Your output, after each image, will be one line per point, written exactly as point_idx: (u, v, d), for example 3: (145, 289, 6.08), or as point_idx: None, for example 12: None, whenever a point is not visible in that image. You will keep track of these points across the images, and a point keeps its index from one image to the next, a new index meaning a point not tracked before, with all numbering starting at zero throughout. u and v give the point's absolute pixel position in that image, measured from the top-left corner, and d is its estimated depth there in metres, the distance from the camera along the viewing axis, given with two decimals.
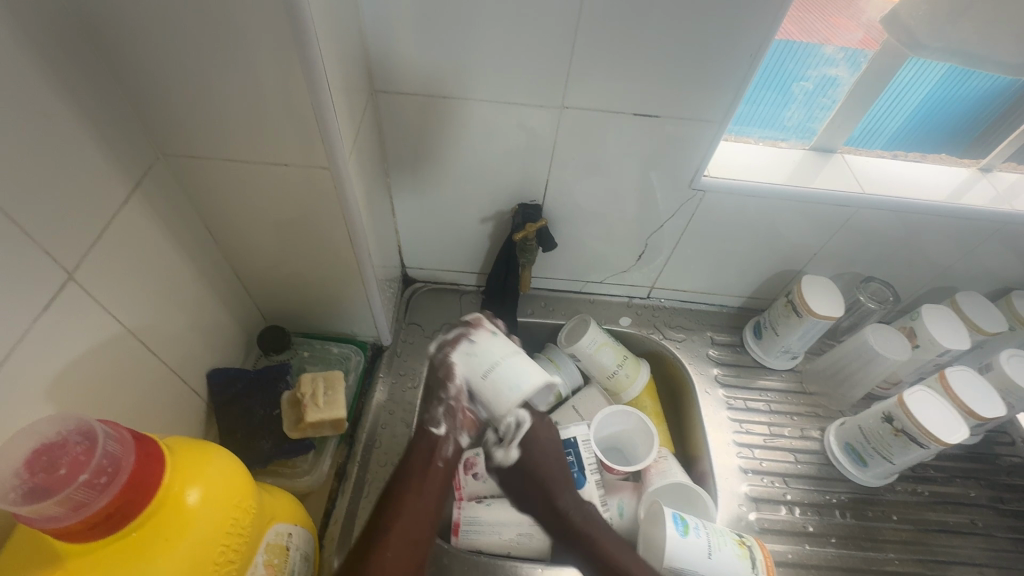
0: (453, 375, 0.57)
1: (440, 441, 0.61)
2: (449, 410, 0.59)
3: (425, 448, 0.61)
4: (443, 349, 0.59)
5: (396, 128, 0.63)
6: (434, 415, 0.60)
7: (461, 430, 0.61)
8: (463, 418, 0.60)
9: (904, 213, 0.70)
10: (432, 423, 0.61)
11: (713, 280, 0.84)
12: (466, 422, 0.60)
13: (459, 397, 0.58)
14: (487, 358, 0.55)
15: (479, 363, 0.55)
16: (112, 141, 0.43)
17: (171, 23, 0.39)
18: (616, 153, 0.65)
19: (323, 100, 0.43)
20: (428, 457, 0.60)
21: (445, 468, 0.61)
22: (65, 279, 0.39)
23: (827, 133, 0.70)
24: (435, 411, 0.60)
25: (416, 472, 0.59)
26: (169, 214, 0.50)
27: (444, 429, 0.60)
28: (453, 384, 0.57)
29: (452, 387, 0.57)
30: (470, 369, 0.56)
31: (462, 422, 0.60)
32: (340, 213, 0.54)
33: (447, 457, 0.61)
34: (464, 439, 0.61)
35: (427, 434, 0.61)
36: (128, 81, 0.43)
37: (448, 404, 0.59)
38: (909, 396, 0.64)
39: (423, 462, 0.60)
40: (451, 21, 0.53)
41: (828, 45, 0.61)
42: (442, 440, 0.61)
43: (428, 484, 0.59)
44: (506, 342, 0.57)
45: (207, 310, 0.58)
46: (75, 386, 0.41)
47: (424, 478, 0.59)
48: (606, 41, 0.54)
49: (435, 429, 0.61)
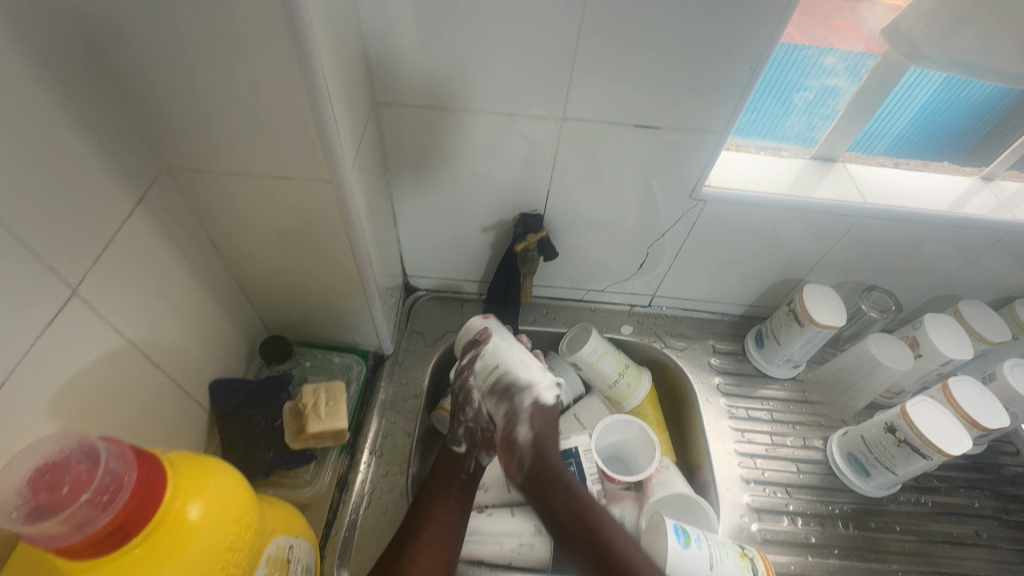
0: (472, 396, 0.64)
1: (462, 458, 0.65)
2: (470, 428, 0.65)
3: (448, 465, 0.65)
4: (461, 374, 0.65)
5: (398, 139, 0.64)
6: (456, 433, 0.65)
7: (480, 448, 0.65)
8: (483, 434, 0.64)
9: (906, 223, 0.69)
10: (454, 442, 0.66)
11: (715, 289, 0.84)
12: (486, 441, 0.65)
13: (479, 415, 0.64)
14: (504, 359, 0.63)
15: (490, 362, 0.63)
16: (116, 155, 0.43)
17: (176, 41, 0.39)
18: (617, 164, 0.65)
19: (325, 114, 0.44)
20: (452, 471, 0.64)
21: (468, 482, 0.64)
22: (69, 294, 0.39)
23: (829, 142, 0.70)
24: (457, 429, 0.65)
25: (441, 486, 0.63)
26: (172, 227, 0.50)
27: (465, 446, 0.65)
28: (472, 406, 0.64)
29: (472, 407, 0.64)
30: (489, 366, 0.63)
31: (483, 440, 0.65)
32: (342, 225, 0.54)
33: (469, 471, 0.64)
34: (485, 458, 0.65)
35: (449, 451, 0.66)
36: (133, 96, 0.43)
37: (467, 422, 0.64)
38: (912, 407, 0.64)
39: (449, 475, 0.64)
40: (452, 34, 0.53)
41: (829, 56, 0.61)
42: (464, 457, 0.65)
43: (455, 494, 0.62)
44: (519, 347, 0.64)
45: (209, 321, 0.58)
46: (79, 400, 0.41)
47: (451, 487, 0.63)
48: (606, 54, 0.54)
49: (458, 446, 0.65)
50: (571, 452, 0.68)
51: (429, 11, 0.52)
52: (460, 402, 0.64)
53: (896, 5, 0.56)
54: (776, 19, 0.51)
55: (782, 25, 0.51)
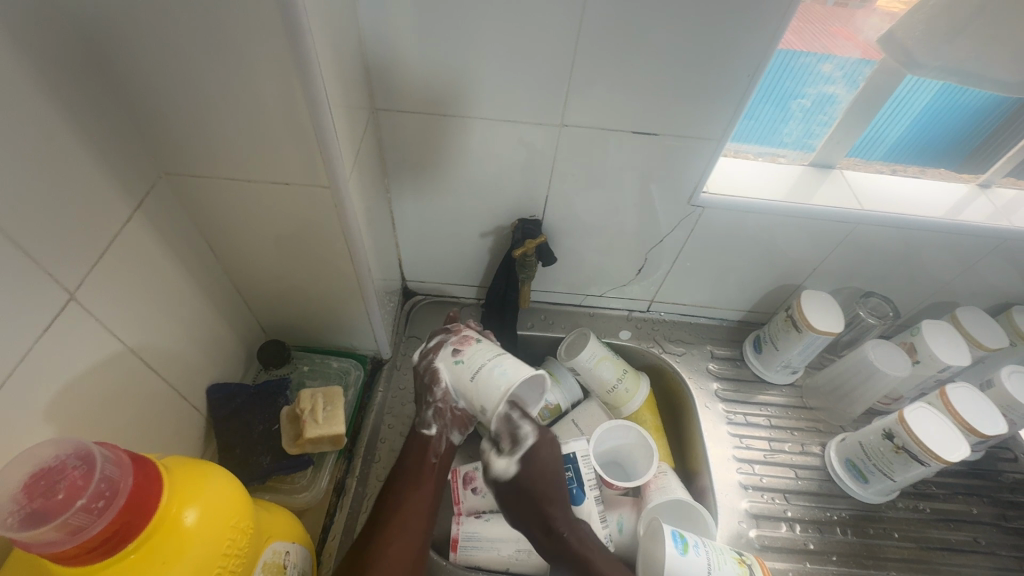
0: (438, 377, 0.59)
1: (432, 441, 0.62)
2: (438, 410, 0.60)
3: (418, 448, 0.62)
4: (427, 356, 0.62)
5: (398, 144, 0.64)
6: (424, 417, 0.61)
7: (452, 428, 0.62)
8: (453, 415, 0.62)
9: (903, 229, 0.70)
10: (423, 425, 0.62)
11: (713, 294, 0.84)
12: (457, 419, 0.62)
13: (446, 398, 0.60)
14: (470, 366, 0.56)
15: (465, 369, 0.57)
16: (115, 161, 0.43)
17: (175, 48, 0.39)
18: (616, 169, 0.65)
19: (323, 120, 0.44)
20: (423, 453, 0.62)
21: (440, 464, 0.62)
22: (67, 300, 0.39)
23: (826, 149, 0.70)
24: (425, 412, 0.61)
25: (410, 470, 0.61)
26: (170, 232, 0.51)
27: (435, 428, 0.62)
28: (438, 386, 0.59)
29: (440, 389, 0.59)
30: (456, 377, 0.57)
31: (453, 420, 0.62)
32: (340, 230, 0.54)
33: (440, 452, 0.62)
34: (456, 436, 0.63)
35: (420, 434, 0.63)
36: (132, 102, 0.43)
37: (435, 405, 0.60)
38: (909, 413, 0.64)
39: (418, 457, 0.62)
40: (451, 41, 0.54)
41: (826, 63, 0.61)
42: (434, 439, 0.62)
43: (425, 478, 0.61)
44: (490, 346, 0.58)
45: (207, 326, 0.58)
46: (76, 405, 0.41)
47: (420, 472, 0.61)
48: (604, 61, 0.55)
49: (428, 429, 0.62)
50: (569, 458, 0.67)
51: (428, 18, 0.52)
52: (426, 384, 0.60)
53: (892, 14, 0.56)
54: (773, 27, 0.51)
55: (778, 33, 0.52)
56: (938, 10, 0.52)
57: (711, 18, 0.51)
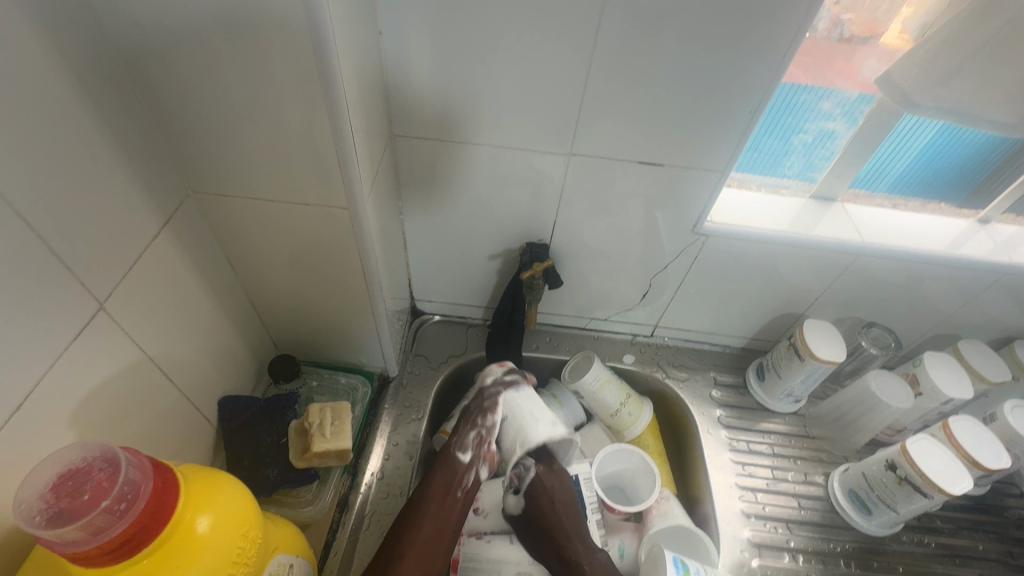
0: (496, 407, 0.65)
1: (461, 471, 0.62)
2: (480, 435, 0.64)
3: (448, 475, 0.61)
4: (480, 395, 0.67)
5: (412, 168, 0.66)
6: (464, 440, 0.63)
7: (484, 462, 0.63)
8: (487, 450, 0.64)
9: (903, 261, 0.71)
10: (460, 450, 0.63)
11: (717, 321, 0.85)
12: (490, 455, 0.64)
13: (492, 430, 0.64)
14: (532, 404, 0.67)
15: (525, 406, 0.66)
16: (147, 177, 0.46)
17: (211, 75, 0.42)
18: (622, 196, 0.68)
19: (345, 144, 0.46)
20: (448, 485, 0.61)
21: (463, 499, 0.61)
22: (96, 309, 0.41)
23: (827, 181, 0.72)
24: (467, 435, 0.64)
25: (434, 497, 0.60)
26: (193, 246, 0.53)
27: (470, 456, 0.63)
28: (492, 416, 0.64)
29: (491, 418, 0.64)
30: (513, 414, 0.66)
31: (488, 454, 0.64)
32: (355, 248, 0.56)
33: (466, 487, 0.61)
34: (484, 472, 0.63)
35: (451, 462, 0.62)
36: (167, 124, 0.46)
37: (481, 430, 0.64)
38: (912, 445, 0.64)
39: (443, 488, 0.60)
40: (467, 72, 0.57)
41: (825, 102, 0.64)
42: (465, 469, 0.62)
43: (447, 512, 0.59)
44: (536, 398, 0.68)
45: (222, 338, 0.60)
46: (97, 412, 0.42)
47: (444, 504, 0.59)
48: (613, 96, 0.57)
49: (463, 455, 0.63)
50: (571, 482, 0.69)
51: (447, 49, 0.55)
52: (483, 408, 0.65)
53: (891, 54, 0.59)
54: (775, 64, 0.54)
55: (780, 71, 0.54)
56: (933, 52, 0.54)
57: (716, 55, 0.53)
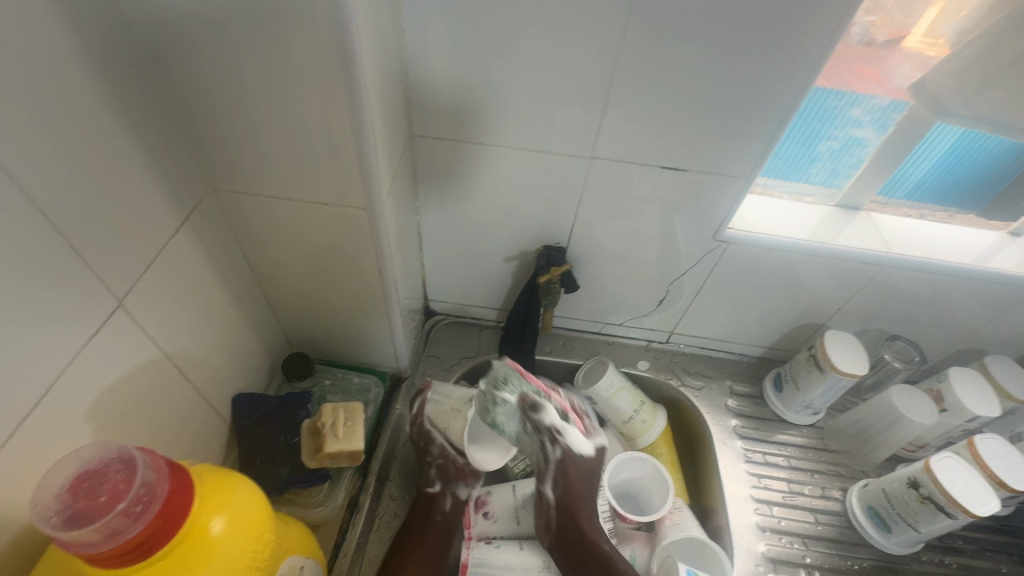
0: (433, 436, 0.68)
1: (436, 497, 0.67)
2: (440, 467, 0.68)
3: (423, 507, 0.66)
4: (415, 422, 0.70)
5: (430, 168, 0.66)
6: (427, 475, 0.68)
7: (455, 484, 0.67)
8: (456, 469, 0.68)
9: (931, 273, 0.69)
10: (427, 483, 0.67)
11: (734, 329, 0.83)
12: (459, 474, 0.67)
13: (444, 454, 0.68)
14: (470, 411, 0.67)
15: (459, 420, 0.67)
16: (168, 173, 0.46)
17: (235, 73, 0.42)
18: (642, 200, 0.66)
19: (365, 144, 0.46)
20: (426, 512, 0.66)
21: (442, 522, 0.65)
22: (115, 306, 0.41)
23: (853, 190, 0.70)
24: (428, 471, 0.68)
25: (413, 531, 0.64)
26: (212, 243, 0.52)
27: (439, 486, 0.67)
28: (434, 445, 0.68)
29: (435, 447, 0.68)
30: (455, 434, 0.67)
31: (456, 474, 0.68)
32: (373, 248, 0.56)
33: (444, 511, 0.66)
34: (462, 491, 0.68)
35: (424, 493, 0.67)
36: (189, 121, 0.46)
37: (437, 461, 0.68)
38: (936, 462, 0.62)
39: (421, 521, 0.65)
40: (490, 73, 0.56)
41: (854, 108, 0.62)
42: (438, 496, 0.67)
43: (428, 540, 0.63)
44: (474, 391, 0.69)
45: (238, 335, 0.59)
46: (114, 408, 0.42)
47: (424, 534, 0.64)
48: (637, 99, 0.56)
49: (431, 486, 0.67)
50: None
51: (470, 48, 0.54)
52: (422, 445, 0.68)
53: (925, 62, 0.58)
54: (806, 69, 0.52)
55: (811, 76, 0.53)
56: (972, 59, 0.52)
57: (746, 59, 0.52)
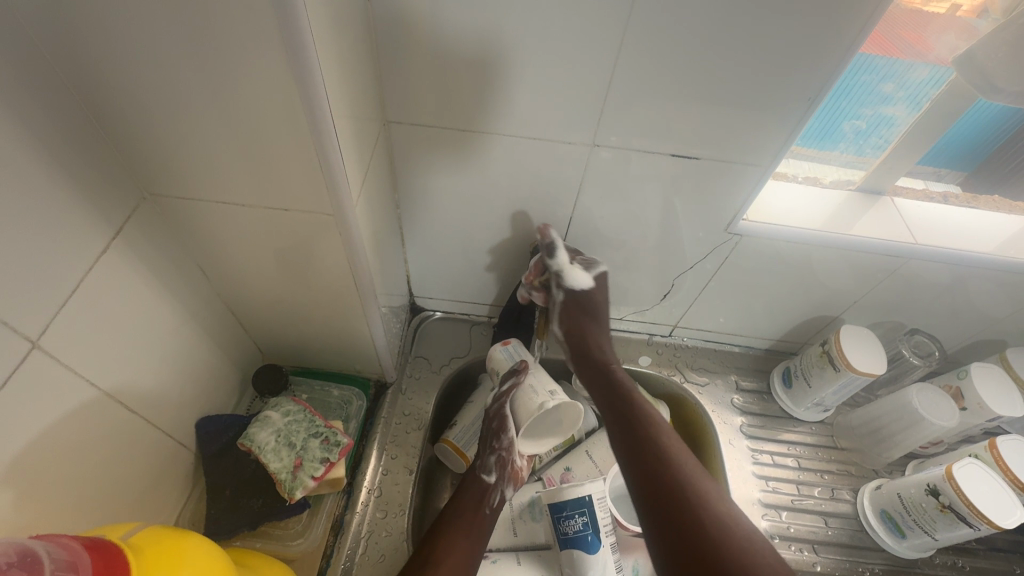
0: (507, 425, 0.65)
1: (489, 490, 0.64)
2: (501, 458, 0.65)
3: (475, 494, 0.63)
4: (500, 400, 0.66)
5: (408, 159, 0.59)
6: (486, 462, 0.65)
7: (507, 483, 0.65)
8: (512, 469, 0.65)
9: (959, 266, 0.64)
10: (484, 471, 0.65)
11: (741, 322, 0.78)
12: (513, 473, 0.65)
13: (512, 447, 0.64)
14: (535, 398, 0.62)
15: (532, 401, 0.62)
16: (90, 180, 0.38)
17: (157, 60, 0.34)
18: (646, 189, 0.60)
19: (326, 143, 0.39)
20: (478, 503, 0.62)
21: (490, 517, 0.62)
22: (28, 349, 0.34)
23: (876, 173, 0.64)
24: (488, 457, 0.65)
25: (465, 513, 0.61)
26: (154, 256, 0.45)
27: (494, 477, 0.64)
28: (506, 435, 0.65)
29: (506, 437, 0.65)
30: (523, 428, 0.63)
31: (510, 473, 0.65)
32: (344, 254, 0.49)
33: (493, 506, 0.63)
34: (508, 492, 0.65)
35: (478, 481, 0.64)
36: (110, 119, 0.38)
37: (500, 452, 0.64)
38: (958, 470, 0.58)
39: (474, 505, 0.62)
40: (473, 50, 0.48)
41: (887, 84, 0.55)
42: (490, 489, 0.64)
43: (476, 527, 0.60)
44: (549, 378, 0.65)
45: (197, 354, 0.53)
46: (41, 463, 0.36)
47: (472, 520, 0.60)
48: (642, 79, 0.49)
49: (487, 476, 0.64)
50: (584, 502, 0.61)
51: (450, 22, 0.46)
52: (494, 430, 0.65)
53: (971, 31, 0.50)
54: (847, 42, 0.45)
55: (850, 51, 0.45)
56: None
57: (774, 32, 0.45)
